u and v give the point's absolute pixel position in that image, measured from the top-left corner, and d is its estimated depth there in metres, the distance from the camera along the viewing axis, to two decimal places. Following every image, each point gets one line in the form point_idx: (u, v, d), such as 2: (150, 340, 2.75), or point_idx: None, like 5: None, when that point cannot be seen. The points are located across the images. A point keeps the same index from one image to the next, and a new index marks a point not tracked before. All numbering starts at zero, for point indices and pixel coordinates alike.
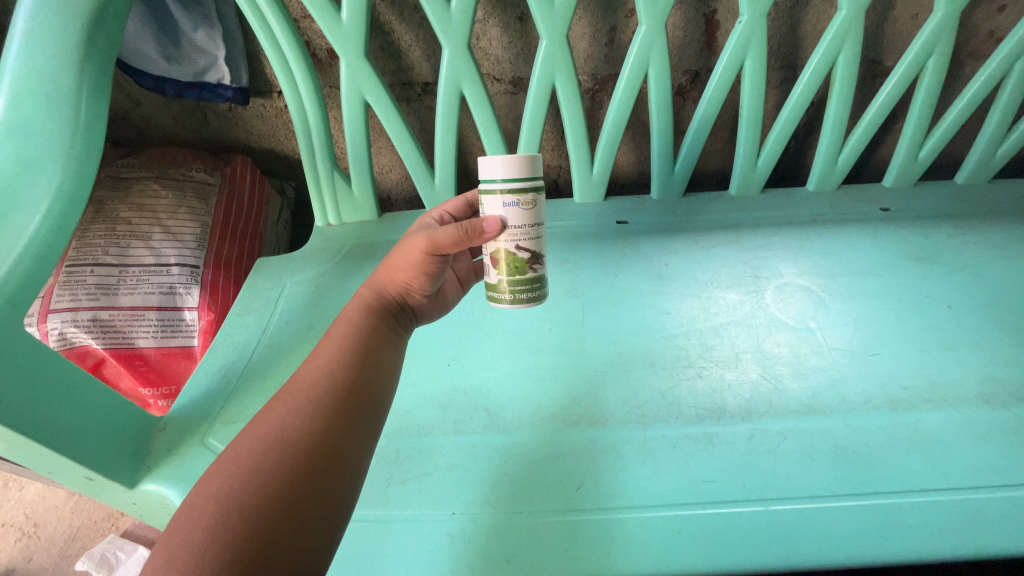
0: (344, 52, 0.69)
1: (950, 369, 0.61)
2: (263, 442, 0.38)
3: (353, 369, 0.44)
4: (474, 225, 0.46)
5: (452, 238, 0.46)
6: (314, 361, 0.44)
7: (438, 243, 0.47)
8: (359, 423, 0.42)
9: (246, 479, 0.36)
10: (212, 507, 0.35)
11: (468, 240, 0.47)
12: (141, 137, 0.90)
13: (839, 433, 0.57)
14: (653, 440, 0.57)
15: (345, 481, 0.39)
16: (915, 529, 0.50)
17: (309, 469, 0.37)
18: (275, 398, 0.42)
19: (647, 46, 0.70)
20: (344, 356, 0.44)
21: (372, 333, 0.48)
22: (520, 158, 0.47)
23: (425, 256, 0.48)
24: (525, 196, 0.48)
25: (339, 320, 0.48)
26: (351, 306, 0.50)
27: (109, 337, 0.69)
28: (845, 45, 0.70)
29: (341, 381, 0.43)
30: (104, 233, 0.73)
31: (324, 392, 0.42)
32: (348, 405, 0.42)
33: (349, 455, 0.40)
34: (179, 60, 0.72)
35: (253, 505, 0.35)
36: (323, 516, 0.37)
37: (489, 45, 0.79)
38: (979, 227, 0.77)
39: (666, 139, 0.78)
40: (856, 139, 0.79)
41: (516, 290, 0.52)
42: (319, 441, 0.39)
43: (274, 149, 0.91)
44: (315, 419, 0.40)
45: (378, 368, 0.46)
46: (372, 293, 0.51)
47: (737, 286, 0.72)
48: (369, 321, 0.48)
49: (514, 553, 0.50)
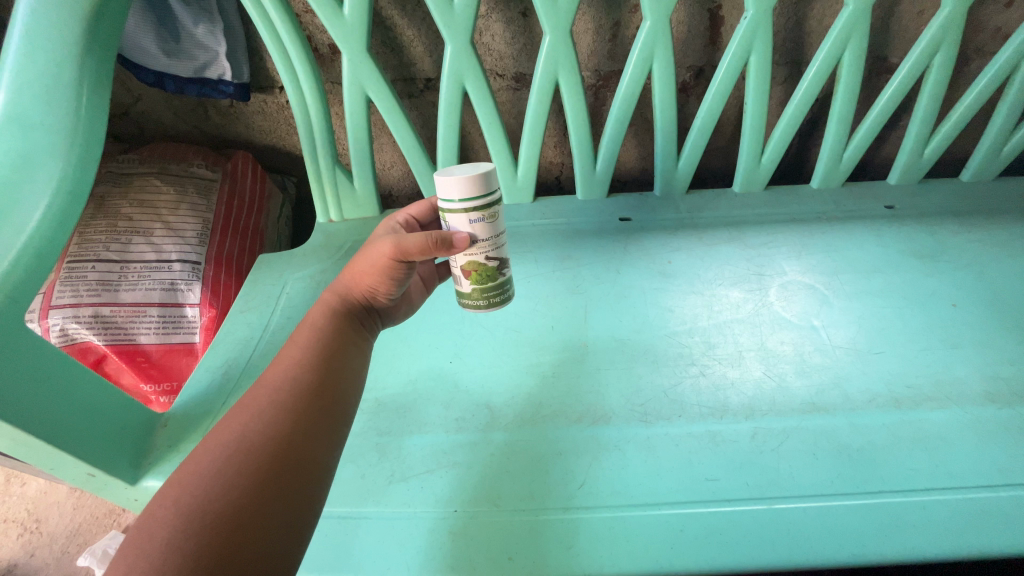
0: (346, 47, 0.69)
1: (954, 368, 0.61)
2: (227, 447, 0.38)
3: (318, 374, 0.44)
4: (443, 235, 0.46)
5: (420, 246, 0.46)
6: (277, 367, 0.44)
7: (405, 251, 0.47)
8: (326, 426, 0.42)
9: (209, 485, 0.35)
10: (173, 513, 0.34)
11: (437, 250, 0.46)
12: (142, 132, 0.89)
13: (843, 431, 0.56)
14: (656, 438, 0.57)
15: (313, 484, 0.39)
16: (919, 527, 0.50)
17: (276, 473, 0.37)
18: (238, 403, 0.41)
19: (652, 42, 0.70)
20: (309, 361, 0.44)
21: (337, 338, 0.48)
22: (478, 175, 0.46)
23: (391, 262, 0.48)
24: (491, 211, 0.48)
25: (303, 324, 0.48)
26: (315, 311, 0.49)
27: (110, 333, 0.69)
28: (850, 41, 0.70)
29: (306, 386, 0.43)
30: (105, 229, 0.72)
31: (289, 396, 0.41)
32: (314, 409, 0.42)
33: (315, 458, 0.40)
34: (179, 54, 0.71)
35: (216, 510, 0.34)
36: (290, 519, 0.37)
37: (492, 40, 0.79)
38: (984, 224, 0.77)
39: (670, 135, 0.77)
40: (861, 136, 0.78)
41: (489, 295, 0.53)
42: (283, 444, 0.39)
43: (276, 145, 0.91)
44: (280, 423, 0.40)
45: (345, 371, 0.46)
46: (336, 298, 0.50)
47: (740, 283, 0.71)
48: (333, 326, 0.48)
49: (516, 551, 0.50)
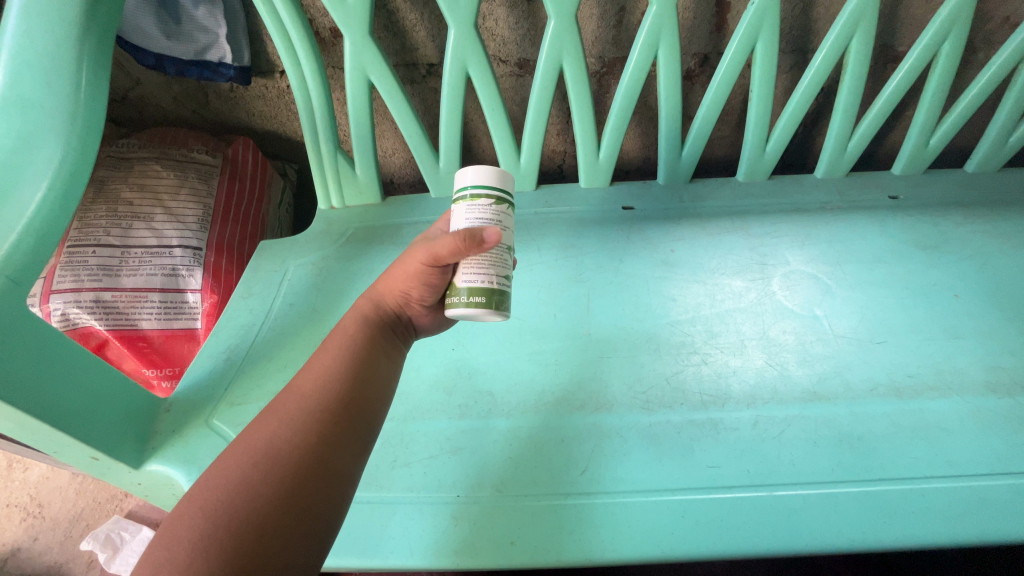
0: (348, 31, 0.68)
1: (955, 358, 0.61)
2: (253, 454, 0.38)
3: (346, 382, 0.43)
4: (473, 233, 0.43)
5: (454, 249, 0.44)
6: (306, 372, 0.43)
7: (442, 255, 0.45)
8: (353, 436, 0.41)
9: (233, 492, 0.35)
10: (198, 517, 0.34)
11: (468, 249, 0.44)
12: (141, 116, 0.88)
13: (844, 420, 0.57)
14: (657, 425, 0.57)
15: (337, 495, 0.38)
16: (918, 514, 0.50)
17: (298, 483, 0.37)
18: (268, 408, 0.41)
19: (657, 28, 0.69)
20: (338, 368, 0.43)
21: (368, 346, 0.47)
22: (492, 170, 0.48)
23: (427, 267, 0.46)
24: (474, 199, 0.47)
25: (336, 330, 0.48)
26: (347, 318, 0.48)
27: (111, 318, 0.68)
28: (858, 28, 0.69)
29: (333, 394, 0.42)
30: (105, 214, 0.72)
31: (316, 405, 0.41)
32: (341, 418, 0.41)
33: (340, 470, 0.39)
34: (180, 37, 0.70)
35: (239, 518, 0.34)
36: (312, 530, 0.36)
37: (496, 25, 0.77)
38: (987, 216, 0.76)
39: (674, 124, 0.77)
40: (866, 125, 0.77)
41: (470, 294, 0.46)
42: (309, 453, 0.38)
43: (276, 131, 0.90)
44: (307, 433, 0.39)
45: (375, 381, 0.45)
46: (369, 305, 0.49)
47: (743, 272, 0.71)
48: (365, 332, 0.47)
49: (518, 535, 0.51)
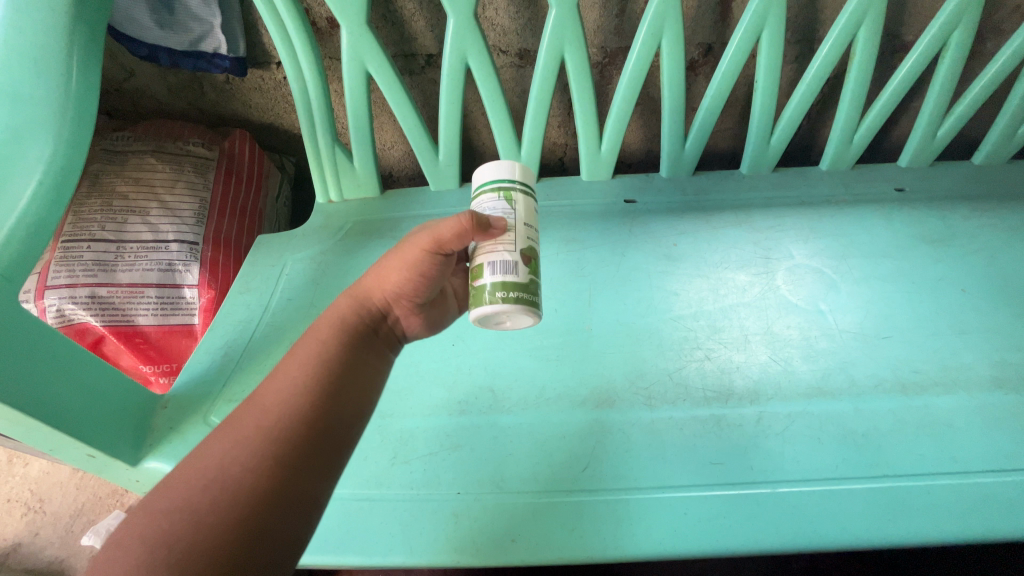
0: (345, 20, 0.66)
1: (962, 353, 0.61)
2: (211, 468, 0.37)
3: (317, 393, 0.41)
4: (479, 217, 0.43)
5: (455, 230, 0.43)
6: (271, 389, 0.41)
7: (441, 238, 0.44)
8: (318, 459, 0.40)
9: (186, 510, 0.35)
10: (148, 534, 0.34)
11: (472, 231, 0.43)
12: (136, 109, 0.87)
13: (848, 416, 0.56)
14: (659, 421, 0.57)
15: (298, 516, 0.37)
16: (924, 511, 0.50)
17: (253, 504, 0.36)
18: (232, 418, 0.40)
19: (660, 18, 0.68)
20: (304, 388, 0.41)
21: (342, 358, 0.44)
22: (512, 165, 0.48)
23: (427, 254, 0.46)
24: (495, 190, 0.47)
25: (314, 330, 0.46)
26: (320, 324, 0.46)
27: (108, 314, 0.68)
28: (866, 18, 0.68)
29: (301, 408, 0.40)
30: (100, 208, 0.71)
31: (279, 424, 0.39)
32: (308, 434, 0.40)
33: (300, 497, 0.38)
34: (174, 26, 0.69)
35: (188, 538, 0.33)
36: (269, 549, 0.35)
37: (496, 14, 0.76)
38: (994, 208, 0.75)
39: (677, 115, 0.75)
40: (873, 117, 0.76)
41: (507, 292, 0.43)
42: (268, 472, 0.37)
43: (273, 123, 0.89)
44: (265, 458, 0.38)
45: (348, 400, 0.43)
46: (351, 305, 0.47)
47: (747, 266, 0.70)
48: (339, 344, 0.45)
49: (519, 533, 0.50)
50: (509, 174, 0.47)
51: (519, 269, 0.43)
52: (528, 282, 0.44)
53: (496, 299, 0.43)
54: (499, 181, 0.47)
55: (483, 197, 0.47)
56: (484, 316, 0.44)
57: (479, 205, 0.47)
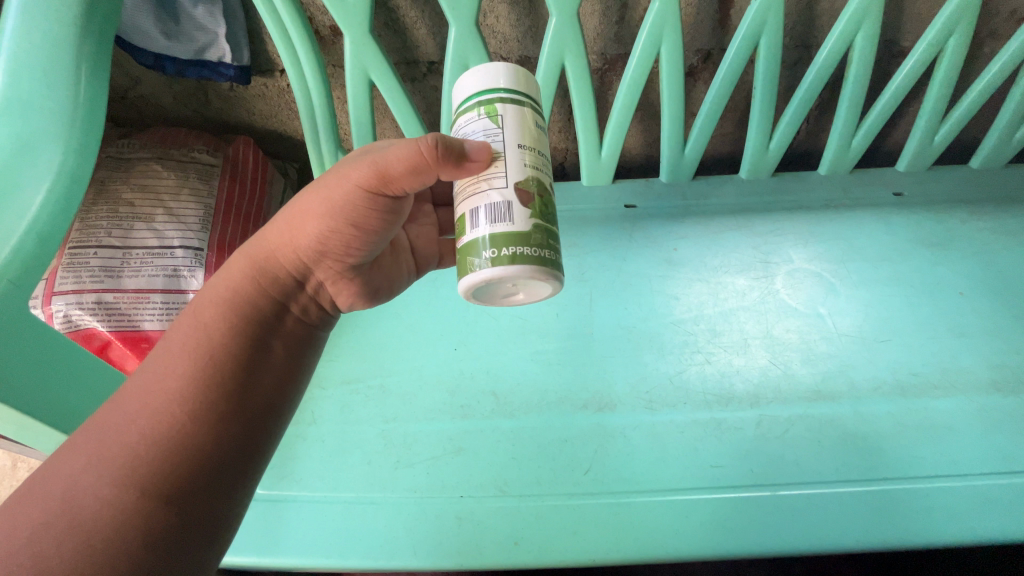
0: (348, 30, 0.67)
1: (960, 356, 0.61)
2: (125, 435, 0.35)
3: (243, 358, 0.40)
4: (440, 139, 0.37)
5: (408, 158, 0.38)
6: (142, 385, 0.37)
7: (390, 170, 0.39)
8: (206, 471, 0.36)
9: (106, 482, 0.33)
10: (62, 507, 0.32)
11: (427, 161, 0.38)
12: (141, 116, 0.88)
13: (848, 419, 0.57)
14: (660, 425, 0.57)
15: (234, 483, 0.37)
16: (925, 514, 0.51)
17: (184, 471, 0.35)
18: (144, 383, 0.37)
19: (659, 25, 0.68)
20: (183, 387, 0.37)
21: (232, 348, 0.40)
22: (497, 69, 0.40)
23: (364, 192, 0.41)
24: (479, 105, 0.39)
25: (229, 284, 0.42)
26: (204, 304, 0.41)
27: (114, 319, 0.68)
28: (863, 25, 0.68)
29: (225, 372, 0.38)
30: (106, 215, 0.72)
31: (200, 390, 0.37)
32: (235, 400, 0.38)
33: (183, 518, 0.34)
34: (179, 36, 0.69)
35: (117, 510, 0.32)
36: (205, 515, 0.35)
37: (497, 22, 0.77)
38: (992, 212, 0.76)
39: (677, 121, 0.76)
40: (871, 122, 0.76)
41: (512, 247, 0.36)
42: (195, 438, 0.36)
43: (276, 129, 0.90)
44: (131, 474, 0.33)
45: (240, 400, 0.38)
46: (251, 274, 0.42)
47: (746, 270, 0.71)
48: (228, 328, 0.40)
49: (522, 536, 0.51)
50: (493, 83, 0.40)
51: (521, 214, 0.37)
52: (530, 231, 0.36)
53: (485, 262, 0.36)
54: (482, 95, 0.40)
55: (465, 116, 0.40)
56: (479, 281, 0.37)
57: (460, 126, 0.40)
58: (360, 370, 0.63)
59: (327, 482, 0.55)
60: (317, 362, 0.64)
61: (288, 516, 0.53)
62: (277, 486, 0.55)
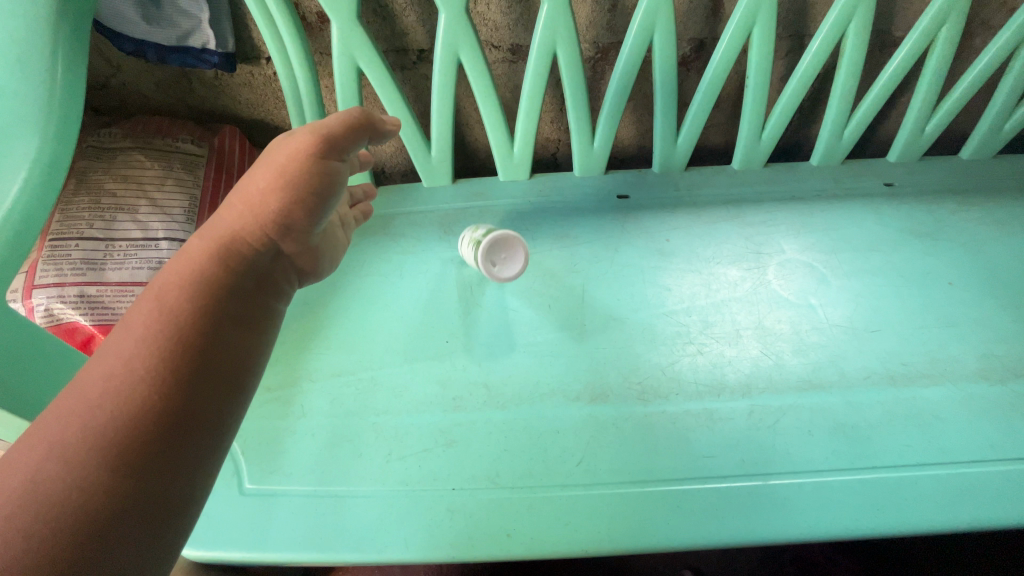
0: (335, 16, 0.66)
1: (949, 346, 0.62)
2: (85, 413, 0.31)
3: (211, 322, 0.36)
4: (367, 112, 0.47)
5: (349, 125, 0.45)
6: (99, 359, 0.33)
7: (335, 137, 0.43)
8: (178, 444, 0.33)
9: (65, 464, 0.29)
10: (19, 492, 0.28)
11: (363, 125, 0.46)
12: (123, 105, 0.86)
13: (839, 409, 0.57)
14: (652, 416, 0.57)
15: (205, 453, 0.34)
16: (913, 501, 0.51)
17: (150, 445, 0.31)
18: (102, 356, 0.34)
19: (653, 14, 0.68)
20: (146, 357, 0.33)
21: (196, 315, 0.35)
22: None
23: (318, 157, 0.42)
24: None
25: (188, 255, 0.38)
26: (164, 274, 0.37)
27: (97, 312, 0.67)
28: (856, 13, 0.68)
29: (191, 336, 0.35)
30: (88, 206, 0.70)
31: (165, 357, 0.33)
32: (202, 365, 0.34)
33: (148, 494, 0.31)
34: (161, 22, 0.68)
35: (81, 491, 0.29)
36: (174, 490, 0.32)
37: (488, 9, 0.76)
38: (981, 202, 0.76)
39: (670, 111, 0.76)
40: (863, 113, 0.76)
41: None
42: (161, 409, 0.32)
43: (264, 119, 0.88)
44: (92, 454, 0.30)
45: (206, 367, 0.35)
46: (213, 243, 0.38)
47: (738, 261, 0.71)
48: (193, 293, 0.36)
49: (515, 527, 0.51)
50: None
51: None
52: None
53: None
54: None
55: None
56: None
57: None
58: (351, 362, 0.62)
59: (318, 477, 0.54)
60: (305, 355, 0.63)
61: (277, 510, 0.52)
62: (266, 480, 0.54)
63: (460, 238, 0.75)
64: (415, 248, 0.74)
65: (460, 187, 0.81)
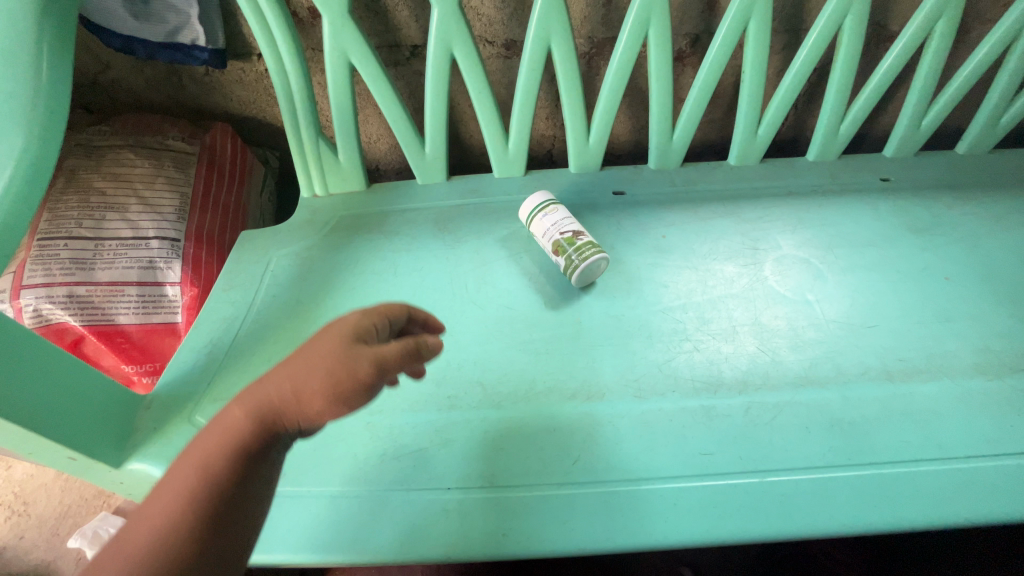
0: (326, 11, 0.65)
1: (946, 341, 0.61)
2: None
3: (241, 499, 0.34)
4: (418, 343, 0.41)
5: (400, 358, 0.40)
6: (132, 528, 0.31)
7: (388, 361, 0.39)
8: None
9: None
10: None
11: (413, 361, 0.41)
12: (112, 102, 0.85)
13: (835, 405, 0.57)
14: (649, 414, 0.57)
15: None
16: (910, 497, 0.51)
17: None
18: (131, 528, 0.31)
19: (647, 8, 0.67)
20: (177, 520, 0.32)
21: (228, 488, 0.34)
22: None
23: (369, 356, 0.38)
24: None
25: (221, 432, 0.35)
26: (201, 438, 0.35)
27: (87, 313, 0.66)
28: (852, 7, 0.67)
29: (225, 511, 0.33)
30: (76, 205, 0.69)
31: (196, 523, 0.32)
32: (231, 540, 0.33)
33: None
34: (149, 17, 0.67)
35: None
36: None
37: (481, 4, 0.75)
38: (978, 197, 0.76)
39: (666, 106, 0.75)
40: (859, 107, 0.76)
41: None
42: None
43: (256, 117, 0.87)
44: None
45: (236, 537, 0.33)
46: (250, 416, 0.36)
47: (735, 257, 0.70)
48: (230, 466, 0.35)
49: (511, 527, 0.50)
50: None
51: None
52: None
53: None
54: None
55: None
56: None
57: None
58: None
59: (311, 477, 0.53)
60: None
61: (270, 511, 0.51)
62: None
63: (454, 235, 0.74)
64: (409, 246, 0.73)
65: (455, 184, 0.80)
